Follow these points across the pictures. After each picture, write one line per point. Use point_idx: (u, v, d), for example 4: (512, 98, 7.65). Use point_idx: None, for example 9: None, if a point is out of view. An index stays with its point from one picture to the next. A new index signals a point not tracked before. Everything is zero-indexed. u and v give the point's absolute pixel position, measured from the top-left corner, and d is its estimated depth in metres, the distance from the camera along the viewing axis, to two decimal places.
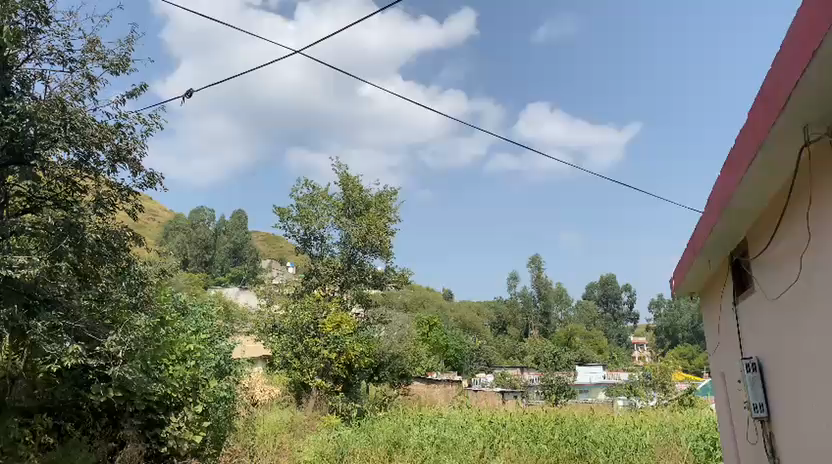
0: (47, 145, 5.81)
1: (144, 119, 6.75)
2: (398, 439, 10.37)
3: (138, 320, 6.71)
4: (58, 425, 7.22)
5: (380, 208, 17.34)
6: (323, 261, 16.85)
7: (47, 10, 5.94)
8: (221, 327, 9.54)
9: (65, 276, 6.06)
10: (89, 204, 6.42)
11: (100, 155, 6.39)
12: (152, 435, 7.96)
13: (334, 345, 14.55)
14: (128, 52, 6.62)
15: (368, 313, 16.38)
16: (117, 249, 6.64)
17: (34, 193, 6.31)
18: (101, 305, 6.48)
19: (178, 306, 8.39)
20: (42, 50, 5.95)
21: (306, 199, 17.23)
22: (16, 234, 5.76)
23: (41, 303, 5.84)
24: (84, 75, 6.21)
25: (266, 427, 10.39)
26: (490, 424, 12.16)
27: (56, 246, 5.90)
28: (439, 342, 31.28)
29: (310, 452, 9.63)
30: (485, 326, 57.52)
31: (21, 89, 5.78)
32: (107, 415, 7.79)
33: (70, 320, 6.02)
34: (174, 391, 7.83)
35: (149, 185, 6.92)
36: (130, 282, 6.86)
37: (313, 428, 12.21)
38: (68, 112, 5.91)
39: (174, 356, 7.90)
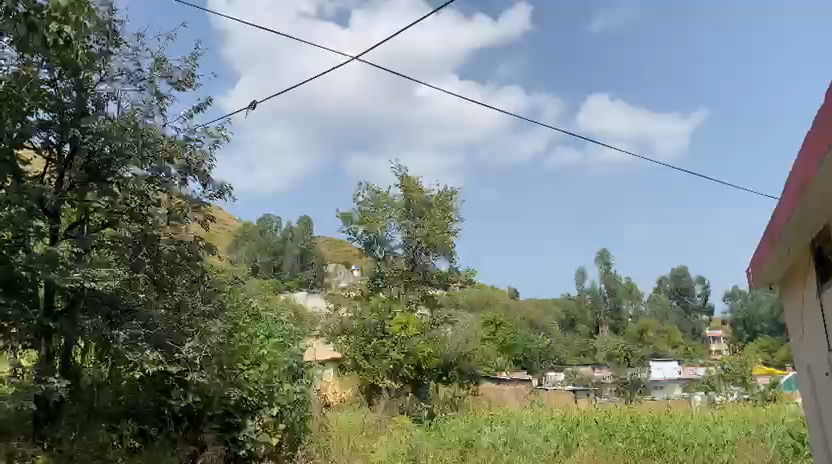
0: (121, 163, 6.16)
1: (211, 131, 6.98)
2: (471, 439, 10.37)
3: (214, 327, 6.99)
4: (143, 430, 7.43)
5: (442, 207, 17.34)
6: (387, 264, 17.04)
7: (116, 33, 6.19)
8: (295, 330, 9.57)
9: (144, 286, 6.51)
10: (162, 214, 6.72)
11: (172, 169, 6.60)
12: (230, 438, 8.23)
13: (402, 346, 14.74)
14: (194, 68, 6.86)
15: (433, 314, 16.27)
16: (190, 259, 6.82)
17: (113, 208, 6.34)
18: (179, 313, 6.74)
19: (251, 311, 8.52)
20: (114, 72, 6.19)
21: (369, 203, 17.49)
22: (98, 246, 6.11)
23: (123, 314, 6.11)
24: (153, 93, 6.46)
25: (340, 429, 10.56)
26: (563, 422, 12.03)
27: (134, 257, 6.39)
28: (507, 341, 30.95)
29: (383, 453, 9.76)
30: (552, 323, 56.81)
31: (96, 110, 6.08)
32: (187, 419, 8.00)
33: (150, 328, 6.25)
34: (251, 393, 8.18)
35: (219, 195, 7.13)
36: (205, 290, 7.04)
37: (386, 428, 12.37)
38: (140, 130, 6.14)
39: (248, 361, 8.17)
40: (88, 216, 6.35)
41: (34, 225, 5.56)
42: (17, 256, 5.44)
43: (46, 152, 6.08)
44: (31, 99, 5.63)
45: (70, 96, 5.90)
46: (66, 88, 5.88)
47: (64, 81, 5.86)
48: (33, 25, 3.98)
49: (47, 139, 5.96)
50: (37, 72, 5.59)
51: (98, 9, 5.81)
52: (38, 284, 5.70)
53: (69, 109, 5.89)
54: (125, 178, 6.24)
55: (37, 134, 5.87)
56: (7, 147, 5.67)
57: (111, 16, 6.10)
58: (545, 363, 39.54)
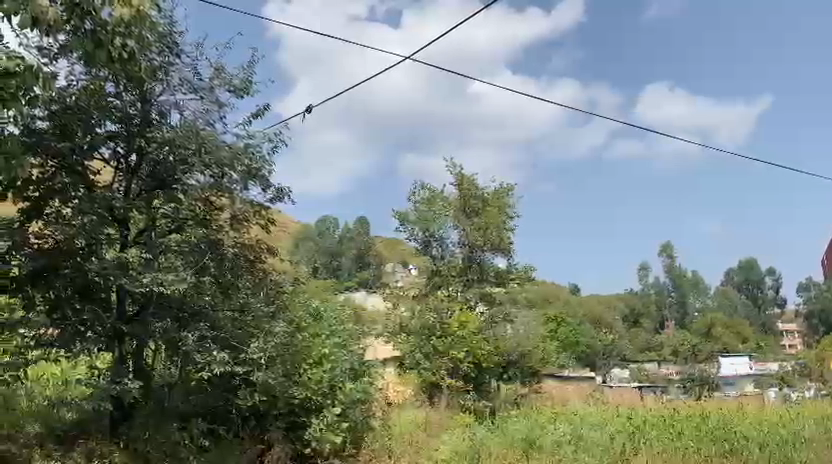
0: (185, 170, 6.38)
1: (269, 136, 7.11)
2: (535, 438, 10.21)
3: (277, 328, 7.08)
4: (213, 430, 7.64)
5: (498, 204, 17.14)
6: (444, 263, 16.93)
7: (177, 44, 6.38)
8: (355, 330, 9.62)
9: (210, 287, 6.46)
10: (226, 218, 6.87)
11: (234, 176, 6.70)
12: (296, 437, 8.44)
13: (460, 345, 14.69)
14: (251, 75, 7.02)
15: (491, 312, 16.22)
16: (253, 263, 7.06)
17: (178, 214, 6.50)
18: (244, 315, 6.79)
19: (312, 311, 8.61)
20: (176, 81, 6.36)
21: (424, 202, 17.39)
22: (165, 252, 6.24)
23: (190, 316, 6.37)
24: (213, 101, 6.62)
25: (401, 429, 10.57)
26: (629, 420, 11.76)
27: (200, 260, 6.38)
28: (568, 339, 30.45)
29: (446, 452, 9.72)
30: (615, 319, 55.61)
31: (159, 120, 6.26)
32: (254, 417, 8.20)
33: (216, 330, 6.52)
34: (313, 394, 8.25)
35: (278, 198, 7.26)
36: (268, 292, 7.19)
37: (448, 427, 12.36)
38: (202, 138, 6.37)
39: (311, 360, 8.28)
40: (154, 222, 6.38)
41: (105, 233, 5.90)
42: (90, 262, 5.77)
43: (114, 162, 6.32)
44: (98, 112, 5.98)
45: (135, 107, 6.17)
46: (130, 100, 6.15)
47: (129, 93, 6.13)
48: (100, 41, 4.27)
49: (114, 151, 6.25)
50: (105, 87, 6.02)
51: (160, 22, 6.01)
52: (110, 289, 5.97)
53: (134, 120, 6.18)
54: (189, 185, 6.41)
55: (105, 145, 6.17)
56: (77, 159, 6.00)
57: (170, 28, 6.29)
58: (609, 360, 38.72)
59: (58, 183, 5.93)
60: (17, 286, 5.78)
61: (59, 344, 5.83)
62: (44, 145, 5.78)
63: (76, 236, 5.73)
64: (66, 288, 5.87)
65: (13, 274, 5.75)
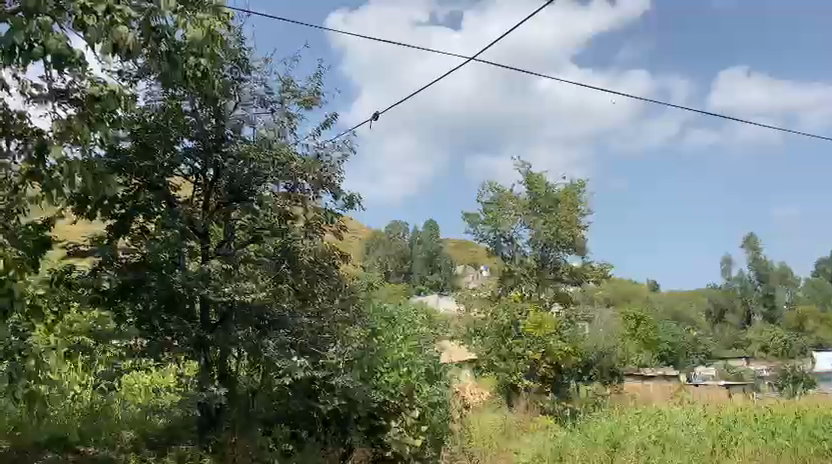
0: (260, 181, 6.54)
1: (338, 145, 7.23)
2: (618, 439, 9.96)
3: (353, 332, 7.36)
4: (296, 433, 7.96)
5: (569, 202, 16.71)
6: (515, 263, 16.59)
7: (247, 60, 6.57)
8: (429, 332, 9.58)
9: (287, 296, 6.66)
10: (300, 227, 6.85)
11: (306, 185, 6.89)
12: (376, 440, 8.51)
13: (537, 346, 14.46)
14: (318, 86, 7.15)
15: (567, 312, 15.78)
16: (328, 269, 7.06)
17: (256, 224, 6.63)
18: (322, 321, 6.97)
19: (383, 316, 8.62)
20: (247, 97, 6.52)
21: (493, 203, 17.14)
22: (244, 262, 6.50)
23: (270, 323, 6.57)
24: (284, 114, 6.77)
25: (479, 431, 10.54)
26: (718, 419, 11.32)
27: (277, 269, 6.59)
28: (648, 338, 29.55)
29: (527, 454, 9.63)
30: (696, 315, 53.54)
31: (234, 134, 6.45)
32: (335, 421, 8.23)
33: (295, 336, 6.66)
34: (391, 397, 8.29)
35: (349, 206, 7.37)
36: (344, 297, 7.31)
37: (528, 428, 12.22)
38: (275, 150, 6.55)
39: (386, 364, 8.28)
40: (233, 232, 6.69)
41: (187, 246, 6.22)
42: (174, 275, 6.02)
43: (193, 178, 6.55)
44: (176, 130, 6.18)
45: (211, 123, 6.33)
46: (206, 116, 6.31)
47: (203, 110, 6.30)
48: (173, 60, 4.54)
49: (192, 167, 6.47)
50: (181, 106, 6.21)
51: (231, 39, 6.20)
52: (194, 300, 6.22)
53: (210, 135, 6.35)
54: (264, 196, 6.58)
55: (184, 162, 6.38)
56: (158, 176, 6.22)
57: (240, 45, 6.47)
58: (692, 357, 37.32)
59: (142, 200, 6.20)
60: (108, 299, 6.09)
61: (148, 354, 6.06)
62: (128, 166, 6.08)
63: (160, 250, 5.95)
64: (151, 301, 6.12)
65: (103, 288, 6.00)
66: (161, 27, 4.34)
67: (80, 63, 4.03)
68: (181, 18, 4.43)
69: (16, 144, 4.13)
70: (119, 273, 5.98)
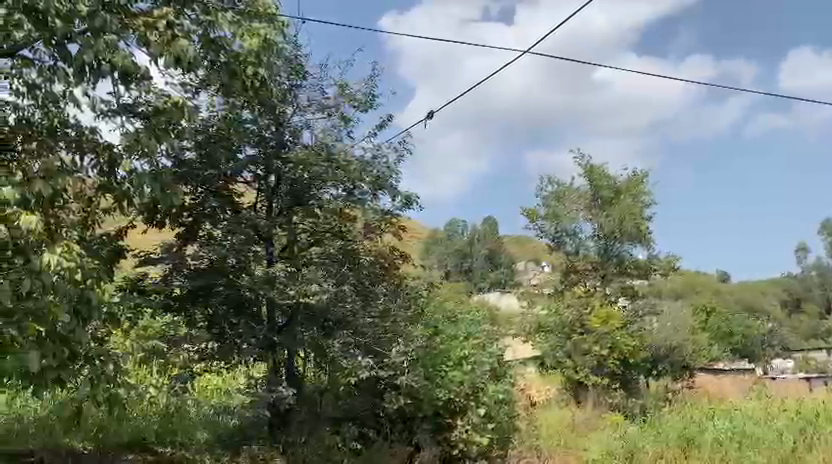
0: (318, 185, 6.64)
1: (394, 146, 7.27)
2: (692, 435, 9.67)
3: (414, 330, 7.44)
4: (364, 433, 7.97)
5: (632, 193, 16.21)
6: (580, 258, 16.06)
7: (303, 67, 6.67)
8: (492, 331, 9.48)
9: (350, 296, 6.60)
10: (359, 228, 6.90)
11: (363, 187, 6.86)
12: (443, 439, 8.49)
13: (604, 341, 14.23)
14: (373, 89, 7.19)
15: (634, 305, 15.51)
16: (387, 269, 7.07)
17: (316, 227, 6.73)
18: (384, 320, 6.97)
19: (447, 315, 8.60)
20: (303, 103, 6.64)
21: (553, 196, 16.61)
22: (307, 264, 6.51)
23: (334, 324, 6.63)
24: (340, 118, 6.79)
25: (547, 429, 10.42)
26: (798, 414, 10.86)
27: (339, 270, 6.58)
28: (721, 331, 28.57)
29: (597, 452, 9.42)
30: (771, 306, 51.44)
31: (292, 141, 6.57)
32: (401, 421, 8.36)
33: (359, 336, 6.74)
34: (456, 395, 8.29)
35: (407, 206, 7.39)
36: (405, 297, 7.35)
37: (597, 425, 12.00)
38: (332, 154, 6.60)
39: (451, 362, 8.29)
40: (297, 236, 6.65)
41: (252, 251, 6.32)
42: (241, 279, 6.21)
43: (255, 184, 6.69)
44: (237, 139, 6.26)
45: (271, 131, 6.48)
46: (265, 124, 6.45)
47: (263, 118, 6.42)
48: (232, 70, 4.69)
49: (255, 173, 6.59)
50: (241, 114, 6.29)
51: (286, 47, 6.37)
52: (261, 303, 6.39)
53: (270, 143, 6.48)
54: (324, 200, 6.70)
55: (246, 169, 6.52)
56: (222, 185, 6.45)
57: (296, 52, 6.59)
58: (768, 350, 35.88)
59: (208, 207, 6.40)
60: (179, 304, 6.34)
61: (219, 355, 6.35)
62: (194, 174, 6.26)
63: (227, 255, 6.18)
64: (221, 305, 6.33)
65: (175, 294, 6.32)
66: (220, 40, 4.48)
67: (143, 78, 4.21)
68: (240, 30, 4.50)
69: (89, 160, 4.23)
70: (189, 279, 6.19)
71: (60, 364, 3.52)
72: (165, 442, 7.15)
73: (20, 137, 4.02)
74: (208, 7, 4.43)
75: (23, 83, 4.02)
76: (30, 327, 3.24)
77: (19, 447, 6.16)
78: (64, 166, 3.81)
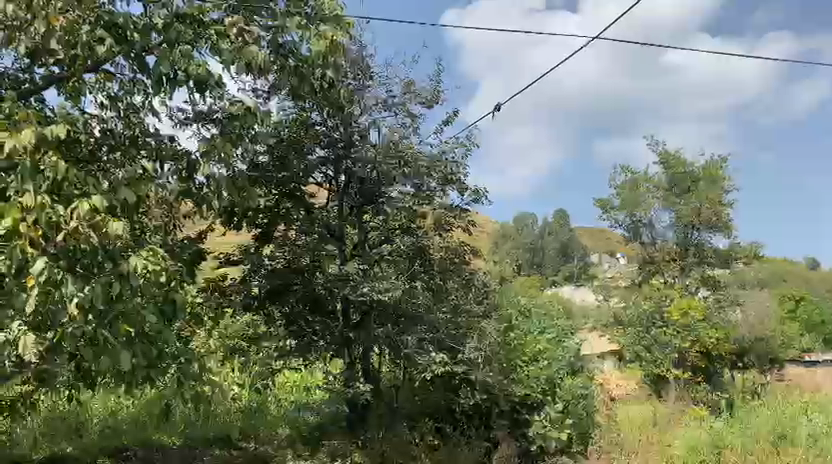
0: (387, 183, 6.63)
1: (461, 141, 7.23)
2: (784, 431, 9.31)
3: (489, 326, 7.36)
4: (440, 428, 8.08)
5: (712, 179, 15.31)
6: (658, 248, 15.47)
7: (369, 67, 6.65)
8: (568, 325, 9.33)
9: (422, 292, 6.58)
10: (429, 225, 6.77)
11: (431, 182, 6.82)
12: (521, 434, 8.31)
13: (686, 334, 13.64)
14: (438, 84, 7.18)
15: (716, 296, 14.64)
16: (458, 264, 7.06)
17: (387, 224, 6.88)
18: (456, 316, 7.00)
19: (521, 310, 8.54)
20: (371, 102, 6.63)
21: (628, 186, 15.81)
22: (379, 261, 6.54)
23: (408, 320, 6.65)
24: (407, 115, 6.76)
25: (627, 425, 10.14)
26: None
27: (410, 268, 6.64)
28: (811, 321, 27.24)
29: (682, 447, 9.13)
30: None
31: (361, 141, 6.54)
32: (478, 416, 8.29)
33: (432, 332, 6.77)
34: (533, 392, 8.15)
35: (476, 200, 7.36)
36: (477, 292, 7.27)
37: (681, 420, 11.61)
38: (401, 151, 6.57)
39: (526, 357, 8.20)
40: (367, 232, 6.87)
41: (326, 250, 6.38)
42: (317, 277, 6.36)
43: (326, 184, 6.80)
44: (308, 140, 6.45)
45: (338, 131, 6.52)
46: (333, 125, 6.51)
47: (331, 119, 6.50)
48: (302, 73, 4.81)
49: (325, 174, 6.72)
50: (310, 118, 6.48)
51: (351, 47, 6.37)
52: (336, 301, 6.47)
53: (340, 143, 6.52)
54: (393, 198, 6.62)
55: (318, 170, 6.65)
56: (294, 186, 6.54)
57: (362, 52, 6.61)
58: None
59: (283, 208, 6.54)
60: (258, 304, 6.54)
61: (298, 351, 6.44)
62: (267, 177, 6.38)
63: (302, 254, 6.36)
64: (296, 302, 6.51)
65: (254, 293, 6.50)
66: (288, 44, 4.59)
67: (217, 85, 4.34)
68: (308, 33, 4.56)
69: (168, 167, 4.40)
70: (267, 279, 6.39)
71: (148, 362, 3.71)
72: (249, 437, 7.17)
73: (105, 149, 4.21)
74: (276, 11, 4.54)
75: (107, 96, 4.33)
76: (121, 328, 3.39)
77: (114, 442, 6.50)
78: (147, 173, 4.04)
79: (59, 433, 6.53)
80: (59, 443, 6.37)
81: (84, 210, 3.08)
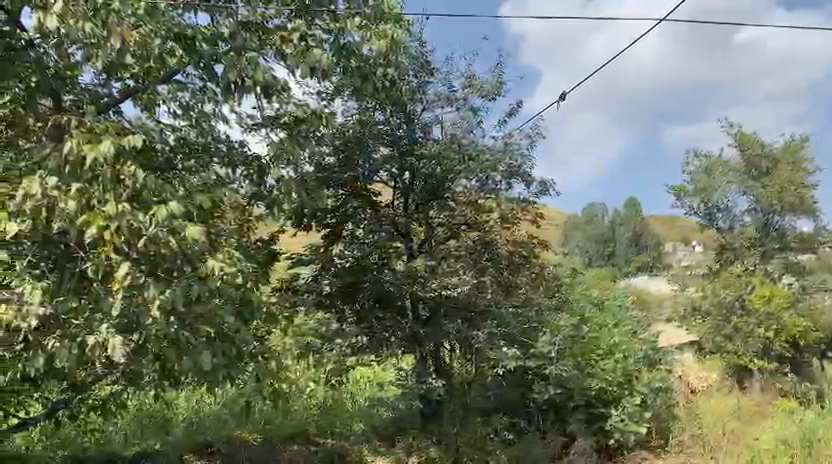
0: (452, 178, 6.65)
1: (526, 133, 7.14)
2: None
3: (559, 320, 7.40)
4: (515, 423, 7.91)
5: (792, 160, 14.59)
6: (735, 235, 14.66)
7: (430, 63, 6.64)
8: (643, 316, 9.13)
9: (490, 287, 6.59)
10: (494, 219, 6.77)
11: (497, 176, 6.73)
12: (597, 429, 8.16)
13: (769, 323, 13.16)
14: (500, 76, 7.10)
15: (802, 282, 14.16)
16: (527, 257, 6.87)
17: (453, 220, 6.74)
18: (527, 310, 6.92)
19: (594, 302, 8.42)
20: (432, 98, 6.64)
21: (701, 169, 15.02)
22: (446, 258, 6.52)
23: (478, 314, 6.66)
24: (469, 109, 6.72)
25: (710, 416, 9.85)
26: None
27: (477, 263, 6.54)
28: None
29: (770, 439, 8.80)
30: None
31: (424, 137, 6.61)
32: (552, 410, 8.14)
33: (502, 326, 6.79)
34: (610, 385, 7.97)
35: (544, 192, 7.25)
36: (548, 285, 7.11)
37: (767, 413, 11.13)
38: (464, 146, 6.62)
39: (601, 351, 8.07)
40: (433, 230, 6.76)
41: (394, 247, 6.53)
42: (384, 275, 6.40)
43: (391, 182, 6.79)
44: (372, 139, 6.43)
45: (402, 129, 6.54)
46: (397, 123, 6.54)
47: (394, 118, 6.52)
48: (363, 73, 4.86)
49: (390, 173, 6.70)
50: (373, 118, 6.49)
51: (412, 45, 6.40)
52: (404, 298, 6.52)
53: (403, 140, 6.54)
54: (457, 192, 6.71)
55: (382, 168, 6.64)
56: (360, 185, 6.61)
57: (422, 49, 6.59)
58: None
59: (350, 208, 6.62)
60: (330, 302, 6.64)
61: (370, 348, 6.63)
62: (333, 178, 6.44)
63: (370, 253, 6.47)
64: (367, 299, 6.60)
65: (326, 292, 6.57)
66: (349, 44, 4.60)
67: (283, 89, 4.42)
68: (369, 34, 4.59)
69: (240, 171, 4.54)
70: (337, 278, 6.49)
71: (227, 361, 3.82)
72: (326, 433, 7.35)
73: (180, 157, 4.28)
74: (336, 14, 4.56)
75: (179, 105, 4.43)
76: (201, 328, 3.55)
77: (198, 439, 6.75)
78: (220, 179, 4.21)
79: (148, 431, 6.82)
80: (147, 440, 6.67)
81: (161, 215, 3.22)
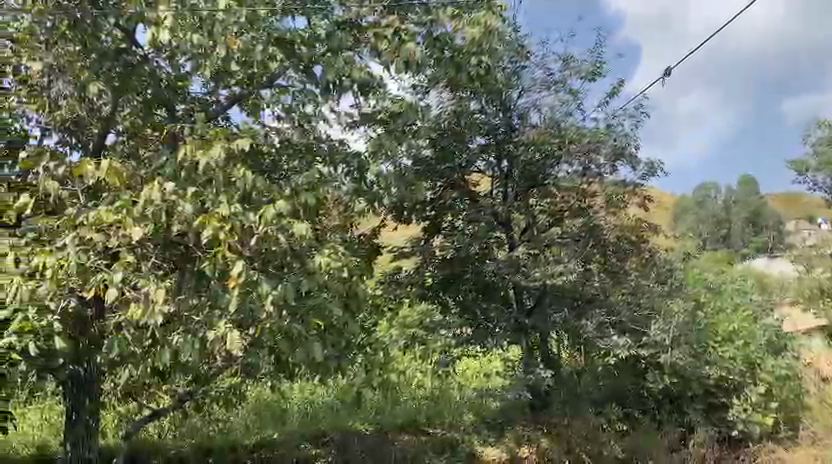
0: (552, 164, 6.51)
1: (629, 112, 6.87)
2: None
3: (674, 306, 6.92)
4: (629, 413, 7.51)
5: None
6: None
7: (525, 47, 6.51)
8: (766, 300, 8.59)
9: (598, 275, 6.47)
10: (600, 204, 6.57)
11: (600, 159, 6.56)
12: (719, 419, 7.79)
13: None
14: (599, 55, 6.87)
15: None
16: (636, 244, 6.72)
17: (555, 207, 6.62)
18: (638, 296, 6.69)
19: (710, 286, 8.02)
20: (529, 83, 6.49)
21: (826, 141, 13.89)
22: (549, 245, 6.42)
23: (586, 302, 6.54)
24: (568, 92, 6.55)
25: None
26: None
27: (583, 249, 6.45)
28: None
29: None
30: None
31: (521, 123, 6.46)
32: (670, 401, 7.71)
33: (613, 315, 6.57)
34: (730, 373, 7.64)
35: (650, 173, 6.96)
36: (660, 269, 6.88)
37: None
38: (564, 130, 6.44)
39: (719, 337, 7.73)
40: (535, 217, 6.58)
41: (495, 237, 6.52)
42: (486, 265, 6.43)
43: (489, 172, 6.66)
44: (468, 129, 6.37)
45: (498, 117, 6.42)
46: (493, 112, 6.44)
47: (490, 107, 6.44)
48: (458, 63, 4.85)
49: (487, 162, 6.60)
50: (470, 106, 6.37)
51: (506, 30, 6.30)
52: (508, 288, 6.50)
53: (500, 129, 6.42)
54: (559, 177, 6.52)
55: (479, 158, 6.56)
56: (460, 176, 6.54)
57: (517, 33, 6.47)
58: None
59: (448, 200, 6.57)
60: (432, 293, 6.67)
61: (475, 339, 6.54)
62: (432, 170, 6.43)
63: (470, 243, 6.43)
64: (471, 290, 6.58)
65: (429, 284, 6.63)
66: (442, 36, 4.64)
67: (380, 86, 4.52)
68: (461, 23, 4.58)
69: (341, 169, 4.54)
70: (440, 269, 6.55)
71: (338, 352, 3.94)
72: (435, 423, 7.49)
73: (286, 157, 4.47)
74: (428, 7, 4.57)
75: (282, 108, 4.63)
76: (312, 321, 3.64)
77: (313, 427, 7.05)
78: (322, 176, 4.25)
79: (266, 419, 7.13)
80: (266, 430, 6.96)
81: (268, 215, 3.35)
